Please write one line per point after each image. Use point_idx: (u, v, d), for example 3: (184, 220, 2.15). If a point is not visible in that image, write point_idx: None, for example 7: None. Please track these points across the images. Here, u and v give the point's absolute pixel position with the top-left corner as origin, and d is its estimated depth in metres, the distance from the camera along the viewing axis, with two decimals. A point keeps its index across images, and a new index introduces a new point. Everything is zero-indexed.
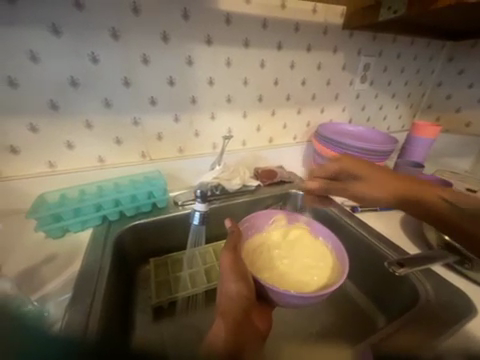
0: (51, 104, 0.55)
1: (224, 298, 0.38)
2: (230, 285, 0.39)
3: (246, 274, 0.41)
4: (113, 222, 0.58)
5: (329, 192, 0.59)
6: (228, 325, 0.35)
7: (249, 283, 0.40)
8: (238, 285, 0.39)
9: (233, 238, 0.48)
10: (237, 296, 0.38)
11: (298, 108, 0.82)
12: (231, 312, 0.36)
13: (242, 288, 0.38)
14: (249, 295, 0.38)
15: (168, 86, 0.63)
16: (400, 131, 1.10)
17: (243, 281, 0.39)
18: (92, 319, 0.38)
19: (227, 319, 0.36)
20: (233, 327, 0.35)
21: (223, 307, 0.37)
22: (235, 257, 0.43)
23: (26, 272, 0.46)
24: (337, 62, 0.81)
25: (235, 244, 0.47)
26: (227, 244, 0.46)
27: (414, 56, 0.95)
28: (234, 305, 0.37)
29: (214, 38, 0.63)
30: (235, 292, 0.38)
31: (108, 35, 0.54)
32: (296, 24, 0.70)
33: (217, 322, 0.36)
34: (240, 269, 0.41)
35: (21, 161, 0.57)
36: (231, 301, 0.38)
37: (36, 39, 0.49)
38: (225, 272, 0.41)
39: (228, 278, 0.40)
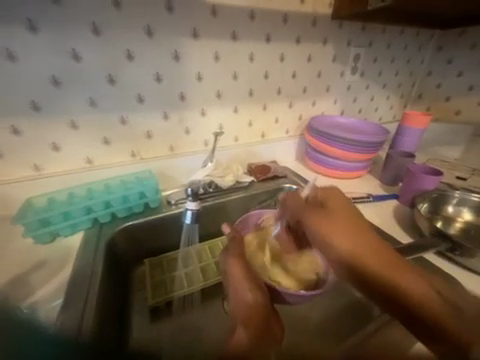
0: (33, 105, 0.53)
1: (241, 304, 0.37)
2: (246, 293, 0.38)
3: (259, 282, 0.41)
4: (104, 224, 0.56)
5: None
6: (251, 333, 0.33)
7: (263, 290, 0.40)
8: (255, 293, 0.39)
9: (237, 244, 0.47)
10: (254, 304, 0.37)
11: (289, 102, 0.81)
12: (252, 317, 0.36)
13: (258, 296, 0.38)
14: (265, 303, 0.38)
15: (155, 83, 0.61)
16: (392, 122, 1.10)
17: (258, 289, 0.39)
18: (85, 320, 0.38)
19: (248, 327, 0.34)
20: (257, 333, 0.34)
21: (242, 315, 0.36)
22: (246, 265, 0.43)
23: (15, 279, 0.45)
24: (328, 54, 0.80)
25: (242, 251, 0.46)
26: (235, 251, 0.45)
27: (403, 46, 0.95)
28: (253, 311, 0.37)
29: (200, 32, 0.61)
30: (252, 300, 0.38)
31: (89, 31, 0.52)
32: (284, 15, 0.68)
33: (238, 331, 0.34)
34: (252, 276, 0.42)
35: (5, 165, 0.55)
36: (249, 309, 0.37)
37: (12, 36, 0.47)
38: (237, 280, 0.40)
39: (243, 286, 0.39)
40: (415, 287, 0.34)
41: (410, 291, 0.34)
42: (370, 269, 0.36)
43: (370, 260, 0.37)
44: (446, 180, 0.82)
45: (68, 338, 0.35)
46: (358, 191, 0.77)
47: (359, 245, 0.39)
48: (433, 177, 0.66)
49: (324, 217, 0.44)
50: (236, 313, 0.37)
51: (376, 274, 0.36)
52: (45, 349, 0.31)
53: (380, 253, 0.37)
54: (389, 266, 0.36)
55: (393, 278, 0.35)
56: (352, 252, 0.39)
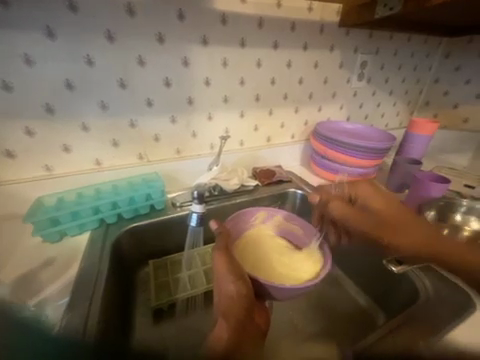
0: (47, 107, 0.54)
1: (224, 299, 0.38)
2: (228, 285, 0.39)
3: (243, 273, 0.41)
4: (111, 225, 0.57)
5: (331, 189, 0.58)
6: (231, 326, 0.34)
7: (247, 281, 0.40)
8: (237, 284, 0.39)
9: (223, 238, 0.47)
10: (237, 295, 0.38)
11: (295, 108, 0.82)
12: (233, 312, 0.36)
13: (241, 288, 0.38)
14: (249, 294, 0.39)
15: (164, 87, 0.63)
16: (398, 128, 1.09)
17: (241, 281, 0.39)
18: (89, 323, 0.38)
19: (230, 320, 0.35)
20: (237, 326, 0.34)
21: (224, 308, 0.37)
22: (231, 258, 0.42)
23: (24, 277, 0.46)
24: (334, 61, 0.81)
25: (227, 245, 0.46)
26: (220, 244, 0.45)
27: (410, 53, 0.95)
28: (235, 305, 0.37)
29: (210, 39, 0.62)
30: (235, 291, 0.38)
31: (103, 37, 0.54)
32: (292, 23, 0.69)
33: (219, 323, 0.35)
34: (235, 268, 0.41)
35: (18, 165, 0.56)
36: (231, 301, 0.37)
37: (30, 41, 0.49)
38: (222, 272, 0.40)
39: (226, 278, 0.39)
40: (415, 249, 0.48)
41: (415, 253, 0.48)
42: (420, 248, 0.47)
43: (396, 218, 0.52)
44: (453, 188, 0.81)
45: (73, 338, 0.35)
46: None
47: (392, 230, 0.51)
48: (440, 185, 0.64)
49: (355, 211, 0.55)
50: (219, 305, 0.38)
51: (416, 253, 0.48)
52: (52, 346, 0.31)
53: (402, 214, 0.52)
54: (415, 230, 0.49)
55: (448, 252, 0.46)
56: (404, 245, 0.49)
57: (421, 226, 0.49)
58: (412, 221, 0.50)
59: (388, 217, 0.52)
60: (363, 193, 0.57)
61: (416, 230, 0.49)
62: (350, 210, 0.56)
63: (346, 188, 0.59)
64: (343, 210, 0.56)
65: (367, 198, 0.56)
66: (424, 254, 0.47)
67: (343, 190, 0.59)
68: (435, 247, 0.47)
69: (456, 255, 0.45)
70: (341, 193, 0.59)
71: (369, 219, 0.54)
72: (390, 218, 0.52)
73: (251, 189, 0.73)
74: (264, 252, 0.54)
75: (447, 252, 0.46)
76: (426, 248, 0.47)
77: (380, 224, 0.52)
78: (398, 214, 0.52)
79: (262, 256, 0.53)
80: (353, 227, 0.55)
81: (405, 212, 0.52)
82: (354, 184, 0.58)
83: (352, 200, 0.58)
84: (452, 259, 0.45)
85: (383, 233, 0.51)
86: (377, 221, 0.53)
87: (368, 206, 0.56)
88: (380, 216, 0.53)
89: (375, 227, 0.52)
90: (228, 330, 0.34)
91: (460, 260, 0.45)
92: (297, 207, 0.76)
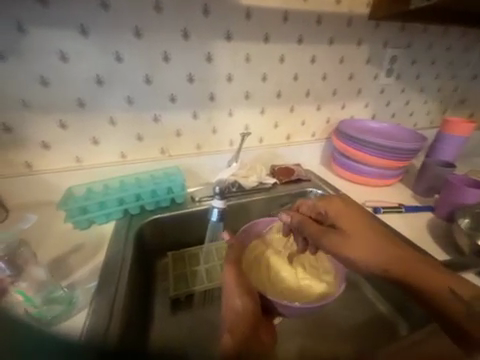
0: (79, 102, 0.58)
1: (230, 313, 0.39)
2: (236, 300, 0.40)
3: (251, 289, 0.42)
4: (134, 216, 0.60)
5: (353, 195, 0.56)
6: (235, 340, 0.35)
7: (255, 297, 0.41)
8: (244, 299, 0.40)
9: (234, 251, 0.51)
10: (242, 311, 0.39)
11: (317, 105, 0.80)
12: (239, 327, 0.37)
13: (248, 303, 0.40)
14: (255, 310, 0.40)
15: (187, 83, 0.63)
16: (428, 128, 1.02)
17: (248, 296, 0.41)
18: (113, 320, 0.39)
19: (235, 334, 0.36)
20: (241, 341, 0.36)
21: (230, 322, 0.38)
22: (240, 273, 0.45)
23: (57, 259, 0.50)
24: (362, 55, 0.77)
25: (237, 257, 0.50)
26: (230, 258, 0.49)
27: (446, 47, 0.88)
28: (241, 321, 0.38)
29: (233, 34, 0.62)
30: (241, 307, 0.39)
31: (131, 34, 0.55)
32: (318, 16, 0.67)
33: (224, 337, 0.36)
34: (245, 283, 0.43)
35: (52, 155, 0.61)
36: (235, 316, 0.39)
37: (66, 39, 0.52)
38: (231, 287, 0.42)
39: (234, 293, 0.41)
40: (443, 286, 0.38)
41: (430, 287, 0.39)
42: (414, 273, 0.40)
43: (378, 248, 0.43)
44: None
45: (96, 339, 0.36)
46: (387, 200, 0.73)
47: (390, 265, 0.41)
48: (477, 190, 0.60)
49: (339, 240, 0.45)
50: (225, 318, 0.39)
51: (417, 284, 0.39)
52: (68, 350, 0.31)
53: (400, 252, 0.42)
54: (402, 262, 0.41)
55: (428, 280, 0.39)
56: (385, 267, 0.42)
57: (402, 256, 0.42)
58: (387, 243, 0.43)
59: (379, 253, 0.42)
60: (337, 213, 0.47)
61: (419, 271, 0.40)
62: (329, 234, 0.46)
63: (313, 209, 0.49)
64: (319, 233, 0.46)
65: (343, 220, 0.46)
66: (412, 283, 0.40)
67: (313, 204, 0.50)
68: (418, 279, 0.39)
69: (456, 298, 0.37)
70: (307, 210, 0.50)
71: (352, 246, 0.44)
72: (377, 258, 0.42)
73: (269, 187, 0.72)
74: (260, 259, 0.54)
75: (435, 284, 0.38)
76: (419, 278, 0.39)
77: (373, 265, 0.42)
78: (375, 251, 0.43)
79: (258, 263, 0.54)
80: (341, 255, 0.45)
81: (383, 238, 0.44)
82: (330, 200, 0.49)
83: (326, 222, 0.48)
84: (455, 302, 0.37)
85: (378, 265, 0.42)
86: (368, 253, 0.43)
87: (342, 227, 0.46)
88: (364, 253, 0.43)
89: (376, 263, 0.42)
90: (232, 345, 0.35)
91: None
92: None
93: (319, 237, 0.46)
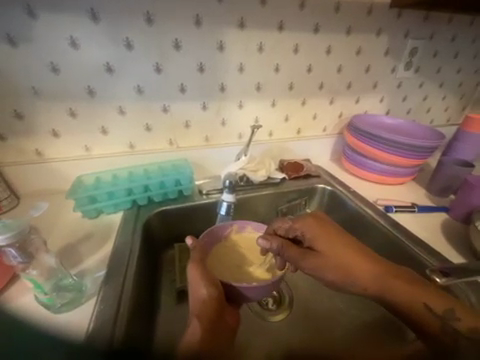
0: (89, 90, 0.57)
1: (197, 302, 0.39)
2: (201, 290, 0.39)
3: (216, 279, 0.41)
4: (142, 207, 0.60)
5: None
6: (204, 328, 0.36)
7: (220, 286, 0.40)
8: (210, 289, 0.39)
9: (199, 251, 0.46)
10: (208, 300, 0.39)
11: (331, 98, 0.77)
12: (205, 316, 0.37)
13: (213, 293, 0.39)
14: (220, 298, 0.40)
15: (197, 73, 0.62)
16: (445, 126, 0.98)
17: (214, 285, 0.40)
18: (119, 318, 0.38)
19: (203, 322, 0.37)
20: (208, 327, 0.36)
21: (197, 310, 0.38)
22: (205, 266, 0.42)
23: (66, 247, 0.50)
24: (380, 47, 0.73)
25: (203, 257, 0.45)
26: (195, 255, 0.44)
27: (471, 39, 0.83)
28: (207, 309, 0.38)
29: (247, 22, 0.60)
30: (207, 296, 0.39)
31: (142, 20, 0.54)
32: (336, 4, 0.63)
33: (192, 325, 0.37)
34: (209, 274, 0.41)
35: (62, 144, 0.60)
36: (203, 305, 0.38)
37: (77, 24, 0.51)
38: (194, 278, 0.40)
39: (199, 284, 0.39)
40: (418, 301, 0.41)
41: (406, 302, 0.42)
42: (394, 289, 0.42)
43: (358, 267, 0.44)
44: None
45: (102, 340, 0.35)
46: (400, 199, 0.70)
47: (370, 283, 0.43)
48: None
49: (319, 261, 0.45)
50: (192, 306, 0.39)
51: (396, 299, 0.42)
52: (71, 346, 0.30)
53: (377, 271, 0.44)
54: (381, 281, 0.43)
55: (408, 298, 0.42)
56: (364, 286, 0.44)
57: (382, 272, 0.43)
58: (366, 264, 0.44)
59: (360, 276, 0.44)
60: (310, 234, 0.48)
61: (395, 288, 0.42)
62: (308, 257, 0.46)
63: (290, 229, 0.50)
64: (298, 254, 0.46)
65: (319, 241, 0.47)
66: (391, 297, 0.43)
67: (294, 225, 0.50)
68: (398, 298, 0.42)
69: (428, 310, 0.40)
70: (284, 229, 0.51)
71: (331, 264, 0.45)
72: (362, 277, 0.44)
73: (278, 182, 0.71)
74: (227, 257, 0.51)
75: (410, 299, 0.41)
76: (399, 292, 0.42)
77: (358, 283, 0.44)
78: (357, 272, 0.44)
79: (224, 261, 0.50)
80: (325, 279, 0.46)
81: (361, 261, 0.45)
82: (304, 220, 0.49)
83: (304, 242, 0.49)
84: (428, 316, 0.40)
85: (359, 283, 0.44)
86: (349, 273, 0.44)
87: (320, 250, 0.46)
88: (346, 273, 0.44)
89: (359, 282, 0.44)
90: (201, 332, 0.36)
91: (456, 315, 0.39)
92: (325, 203, 0.72)
93: (300, 259, 0.46)
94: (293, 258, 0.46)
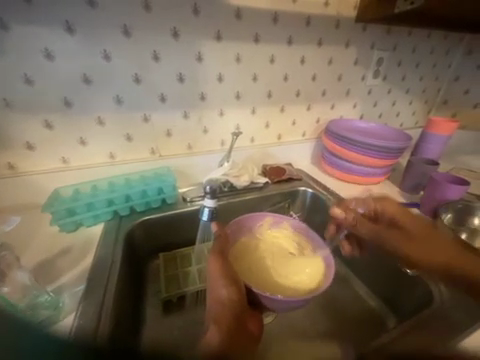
0: (65, 101, 0.56)
1: (216, 304, 0.37)
2: (221, 290, 0.37)
3: (236, 279, 0.40)
4: (123, 217, 0.59)
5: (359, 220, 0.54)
6: (222, 333, 0.33)
7: (240, 286, 0.39)
8: (229, 289, 0.37)
9: (219, 242, 0.46)
10: (228, 301, 0.36)
11: (308, 105, 0.81)
12: (224, 319, 0.35)
13: (233, 294, 0.37)
14: (241, 300, 0.37)
15: (177, 83, 0.63)
16: (414, 128, 1.06)
17: (233, 285, 0.38)
18: (102, 324, 0.38)
19: (221, 325, 0.34)
20: (228, 333, 0.33)
21: (216, 314, 0.35)
22: (225, 262, 0.41)
23: (42, 264, 0.48)
24: (350, 57, 0.79)
25: (222, 248, 0.45)
26: (214, 248, 0.44)
27: (430, 50, 0.92)
28: (226, 311, 0.35)
29: (224, 34, 0.62)
30: (227, 297, 0.37)
31: (119, 32, 0.54)
32: (307, 18, 0.68)
33: (210, 330, 0.34)
34: (229, 273, 0.40)
35: (37, 156, 0.59)
36: (222, 307, 0.36)
37: (51, 36, 0.51)
38: (214, 275, 0.39)
39: (218, 283, 0.38)
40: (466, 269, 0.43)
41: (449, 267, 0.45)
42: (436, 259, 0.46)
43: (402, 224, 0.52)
44: (472, 191, 0.78)
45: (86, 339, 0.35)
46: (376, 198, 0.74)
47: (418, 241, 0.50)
48: (460, 186, 0.62)
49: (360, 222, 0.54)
50: (210, 310, 0.37)
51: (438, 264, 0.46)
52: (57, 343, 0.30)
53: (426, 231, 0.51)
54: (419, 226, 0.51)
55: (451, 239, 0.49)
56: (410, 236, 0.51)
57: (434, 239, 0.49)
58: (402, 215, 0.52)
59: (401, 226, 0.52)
60: (388, 211, 0.53)
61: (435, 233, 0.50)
62: (362, 220, 0.54)
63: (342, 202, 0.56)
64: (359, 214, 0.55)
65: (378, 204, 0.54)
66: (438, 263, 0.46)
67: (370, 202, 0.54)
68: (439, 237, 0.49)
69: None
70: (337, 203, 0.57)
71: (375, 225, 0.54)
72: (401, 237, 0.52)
73: (261, 186, 0.72)
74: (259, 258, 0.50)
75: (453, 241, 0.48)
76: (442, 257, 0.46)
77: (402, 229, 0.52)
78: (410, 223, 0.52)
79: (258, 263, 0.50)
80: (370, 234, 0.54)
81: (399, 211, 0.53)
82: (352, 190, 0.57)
83: (382, 219, 0.54)
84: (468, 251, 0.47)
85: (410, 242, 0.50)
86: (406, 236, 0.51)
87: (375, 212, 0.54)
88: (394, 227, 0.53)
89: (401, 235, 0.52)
90: (219, 338, 0.32)
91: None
92: (307, 205, 0.75)
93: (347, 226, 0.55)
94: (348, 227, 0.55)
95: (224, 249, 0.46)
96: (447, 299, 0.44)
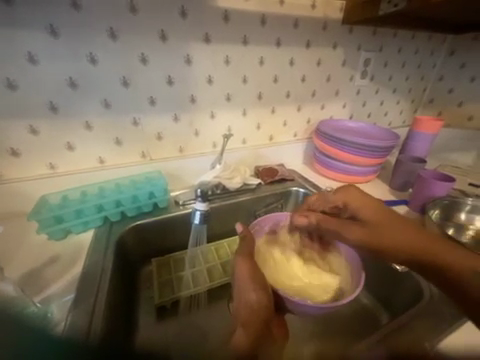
0: (51, 106, 0.55)
1: (244, 308, 0.36)
2: (251, 295, 0.37)
3: (266, 284, 0.39)
4: (114, 223, 0.57)
5: (343, 228, 0.48)
6: (250, 337, 0.33)
7: (269, 291, 0.38)
8: (259, 294, 0.37)
9: (247, 244, 0.45)
10: (257, 306, 0.36)
11: (298, 106, 0.82)
12: (253, 323, 0.34)
13: (264, 299, 0.36)
14: (270, 306, 0.37)
15: (167, 86, 0.63)
16: (402, 127, 1.09)
17: (263, 290, 0.38)
18: (93, 327, 0.37)
19: (249, 330, 0.34)
20: (256, 337, 0.33)
21: (244, 317, 0.35)
22: (254, 266, 0.41)
23: (30, 274, 0.47)
24: (337, 58, 0.80)
25: (251, 250, 0.45)
26: (244, 250, 0.43)
27: (415, 51, 0.94)
28: (255, 317, 0.35)
29: (212, 36, 0.62)
30: (256, 302, 0.36)
31: (105, 35, 0.54)
32: (295, 20, 0.69)
33: (238, 333, 0.34)
34: (259, 278, 0.39)
35: (22, 163, 0.57)
36: (252, 311, 0.36)
37: (35, 40, 0.49)
38: (245, 279, 0.39)
39: (248, 287, 0.38)
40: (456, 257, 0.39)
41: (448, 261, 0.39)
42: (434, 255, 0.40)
43: (392, 231, 0.44)
44: (458, 187, 0.80)
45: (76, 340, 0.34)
46: None
47: (398, 239, 0.43)
48: (446, 183, 0.64)
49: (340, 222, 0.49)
50: (238, 313, 0.36)
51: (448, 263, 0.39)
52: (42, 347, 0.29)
53: (409, 231, 0.43)
54: (407, 231, 0.43)
55: (426, 248, 0.41)
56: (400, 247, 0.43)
57: (422, 235, 0.42)
58: (394, 222, 0.45)
59: (398, 235, 0.43)
60: (355, 204, 0.49)
61: (420, 243, 0.42)
62: (339, 223, 0.49)
63: (329, 201, 0.52)
64: (331, 223, 0.49)
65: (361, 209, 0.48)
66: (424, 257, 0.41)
67: (331, 199, 0.52)
68: (417, 247, 0.42)
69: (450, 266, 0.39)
70: (324, 204, 0.53)
71: (360, 230, 0.46)
72: (388, 239, 0.44)
73: (254, 188, 0.73)
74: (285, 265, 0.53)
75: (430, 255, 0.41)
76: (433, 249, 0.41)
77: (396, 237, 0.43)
78: (394, 227, 0.44)
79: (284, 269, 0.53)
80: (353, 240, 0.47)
81: (382, 212, 0.47)
82: (342, 191, 0.51)
83: (346, 212, 0.51)
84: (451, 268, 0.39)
85: (384, 235, 0.44)
86: (383, 236, 0.44)
87: (360, 217, 0.48)
88: (380, 237, 0.44)
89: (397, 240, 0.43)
90: (247, 342, 0.32)
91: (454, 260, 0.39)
92: (300, 205, 0.75)
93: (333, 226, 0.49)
94: (330, 227, 0.49)
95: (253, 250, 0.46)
96: (436, 295, 0.45)
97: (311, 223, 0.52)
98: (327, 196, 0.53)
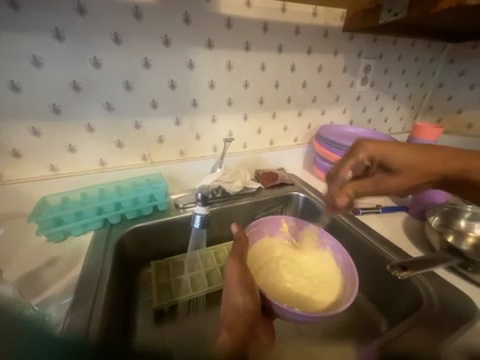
0: (54, 108, 0.55)
1: (230, 311, 0.36)
2: (237, 298, 0.37)
3: (253, 287, 0.39)
4: (114, 225, 0.57)
5: (380, 185, 0.47)
6: (233, 338, 0.33)
7: (257, 297, 0.38)
8: (246, 298, 0.37)
9: (240, 245, 0.47)
10: (243, 310, 0.36)
11: (299, 111, 0.82)
12: (238, 326, 0.34)
13: (250, 303, 0.37)
14: (256, 311, 0.37)
15: (169, 89, 0.63)
16: (402, 133, 1.09)
17: (250, 294, 0.38)
18: (92, 326, 0.37)
19: (233, 332, 0.33)
20: (239, 342, 0.32)
21: (229, 320, 0.35)
22: (244, 268, 0.41)
23: (28, 276, 0.46)
24: (338, 64, 0.81)
25: (243, 253, 0.46)
26: (234, 252, 0.45)
27: (414, 58, 0.95)
28: (240, 319, 0.35)
29: (215, 42, 0.63)
30: (242, 305, 0.36)
31: (109, 39, 0.54)
32: (296, 27, 0.70)
33: (222, 335, 0.34)
34: (247, 281, 0.40)
35: (24, 165, 0.57)
36: (237, 314, 0.36)
37: (40, 44, 0.50)
38: (232, 282, 0.39)
39: (235, 290, 0.38)
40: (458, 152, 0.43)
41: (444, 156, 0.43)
42: (445, 168, 0.43)
43: (423, 164, 0.44)
44: None
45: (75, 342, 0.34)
46: (366, 202, 0.76)
47: (425, 165, 0.44)
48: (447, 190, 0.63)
49: (368, 182, 0.48)
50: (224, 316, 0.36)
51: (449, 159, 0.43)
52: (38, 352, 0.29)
53: (427, 157, 0.44)
54: (418, 153, 0.44)
55: (437, 165, 0.43)
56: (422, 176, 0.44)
57: (432, 154, 0.44)
58: (396, 148, 0.46)
59: (426, 169, 0.44)
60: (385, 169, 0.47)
61: (432, 164, 0.43)
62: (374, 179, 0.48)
63: (350, 163, 0.49)
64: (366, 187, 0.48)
65: (385, 153, 0.46)
66: (438, 175, 0.43)
67: (362, 190, 0.48)
68: (447, 164, 0.43)
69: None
70: (355, 170, 0.50)
71: (389, 179, 0.46)
72: (416, 175, 0.44)
73: (253, 192, 0.73)
74: (287, 271, 0.53)
75: (459, 167, 0.42)
76: (434, 167, 0.43)
77: (405, 168, 0.45)
78: (421, 160, 0.44)
79: (284, 274, 0.52)
80: (395, 189, 0.46)
81: (389, 143, 0.47)
82: (355, 149, 0.49)
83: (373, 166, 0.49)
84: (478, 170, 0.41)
85: (411, 175, 0.45)
86: (408, 173, 0.45)
87: (390, 164, 0.46)
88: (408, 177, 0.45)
89: (399, 167, 0.45)
90: (229, 342, 0.32)
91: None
92: (299, 210, 0.75)
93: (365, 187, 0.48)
94: (366, 190, 0.48)
95: (244, 253, 0.46)
96: (437, 302, 0.45)
97: (350, 196, 0.49)
98: (341, 164, 0.51)
